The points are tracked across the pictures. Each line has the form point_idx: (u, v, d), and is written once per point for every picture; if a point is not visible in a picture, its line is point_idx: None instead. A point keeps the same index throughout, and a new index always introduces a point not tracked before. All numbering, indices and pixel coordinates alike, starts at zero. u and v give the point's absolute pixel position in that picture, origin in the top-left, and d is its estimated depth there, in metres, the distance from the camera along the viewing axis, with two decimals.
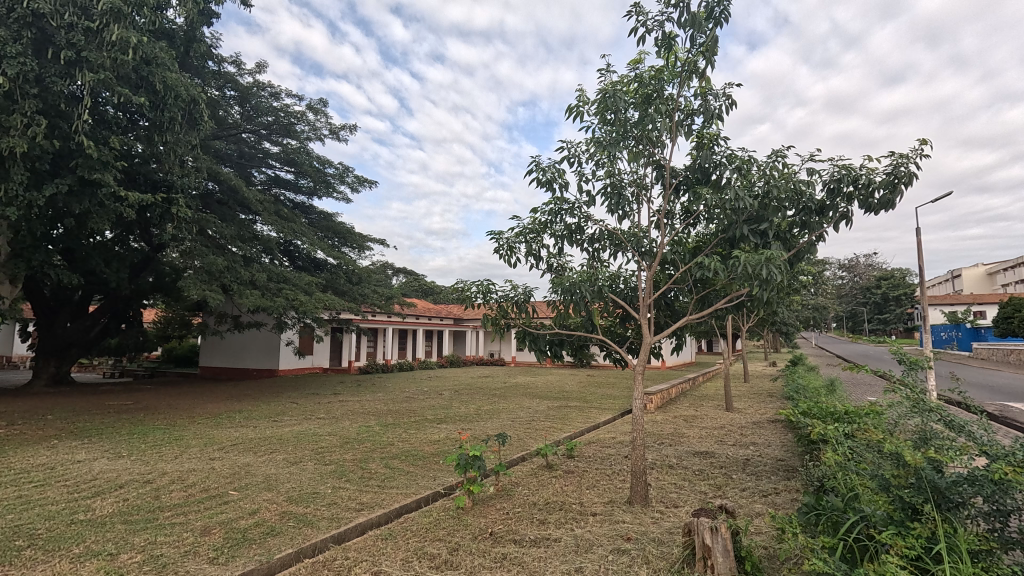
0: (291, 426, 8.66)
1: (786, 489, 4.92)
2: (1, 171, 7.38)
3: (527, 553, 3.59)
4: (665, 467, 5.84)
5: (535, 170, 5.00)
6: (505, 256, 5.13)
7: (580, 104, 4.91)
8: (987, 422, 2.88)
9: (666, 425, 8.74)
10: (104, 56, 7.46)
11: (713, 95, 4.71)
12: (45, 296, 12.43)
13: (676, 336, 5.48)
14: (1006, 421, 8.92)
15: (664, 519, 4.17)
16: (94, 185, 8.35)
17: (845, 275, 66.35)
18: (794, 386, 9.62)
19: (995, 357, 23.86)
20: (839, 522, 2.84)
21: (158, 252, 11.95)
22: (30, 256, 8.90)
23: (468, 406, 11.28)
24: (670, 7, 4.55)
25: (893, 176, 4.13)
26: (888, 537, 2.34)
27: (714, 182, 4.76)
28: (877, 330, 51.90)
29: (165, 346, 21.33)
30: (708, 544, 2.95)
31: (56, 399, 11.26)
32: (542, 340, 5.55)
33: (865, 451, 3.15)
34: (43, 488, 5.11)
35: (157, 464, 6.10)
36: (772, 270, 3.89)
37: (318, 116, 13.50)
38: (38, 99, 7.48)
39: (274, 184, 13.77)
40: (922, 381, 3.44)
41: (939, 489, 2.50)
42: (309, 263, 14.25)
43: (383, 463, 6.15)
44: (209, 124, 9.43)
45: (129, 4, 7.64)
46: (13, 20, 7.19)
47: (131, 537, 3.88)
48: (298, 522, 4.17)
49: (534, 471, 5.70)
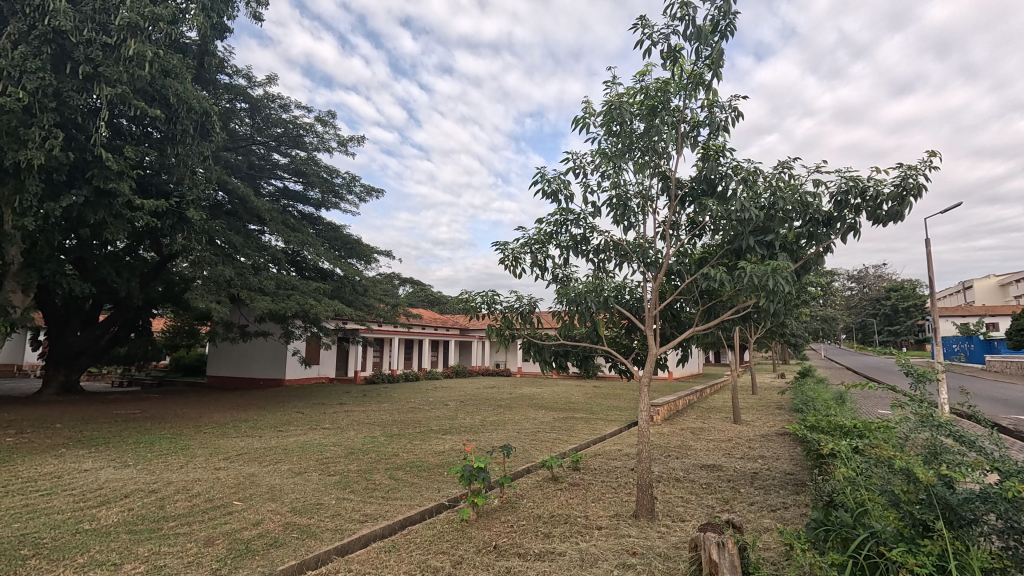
0: (296, 437, 8.63)
1: (795, 504, 4.85)
2: (17, 182, 7.52)
3: (531, 567, 3.55)
4: (672, 480, 5.78)
5: (540, 181, 5.04)
6: (511, 267, 5.15)
7: (586, 115, 4.95)
8: (998, 437, 2.86)
9: (674, 437, 8.68)
10: (122, 71, 7.63)
11: (718, 108, 4.72)
12: (57, 307, 12.56)
13: (682, 347, 5.43)
14: (1019, 434, 8.77)
15: (671, 533, 4.12)
16: (108, 196, 8.48)
17: (854, 285, 65.91)
18: (803, 398, 9.52)
19: (1007, 369, 23.39)
20: (848, 539, 2.77)
21: (168, 261, 12.09)
22: (43, 266, 8.99)
23: (473, 417, 11.25)
24: (676, 20, 4.61)
25: (902, 188, 4.11)
26: (899, 555, 2.28)
27: (720, 193, 4.72)
28: (887, 342, 51.40)
29: (174, 355, 21.62)
30: (715, 560, 2.88)
31: (64, 408, 11.31)
32: (546, 351, 5.50)
33: (875, 467, 3.12)
34: (50, 497, 5.13)
35: (162, 473, 6.12)
36: (778, 280, 3.87)
37: (327, 128, 13.62)
38: (56, 113, 7.59)
39: (283, 196, 13.92)
40: (932, 394, 3.41)
41: (950, 506, 2.46)
42: (316, 274, 14.33)
43: (387, 474, 6.14)
44: (221, 136, 9.56)
45: (145, 19, 7.81)
46: (34, 36, 7.36)
47: (135, 547, 3.89)
48: (302, 534, 4.16)
49: (539, 483, 5.65)
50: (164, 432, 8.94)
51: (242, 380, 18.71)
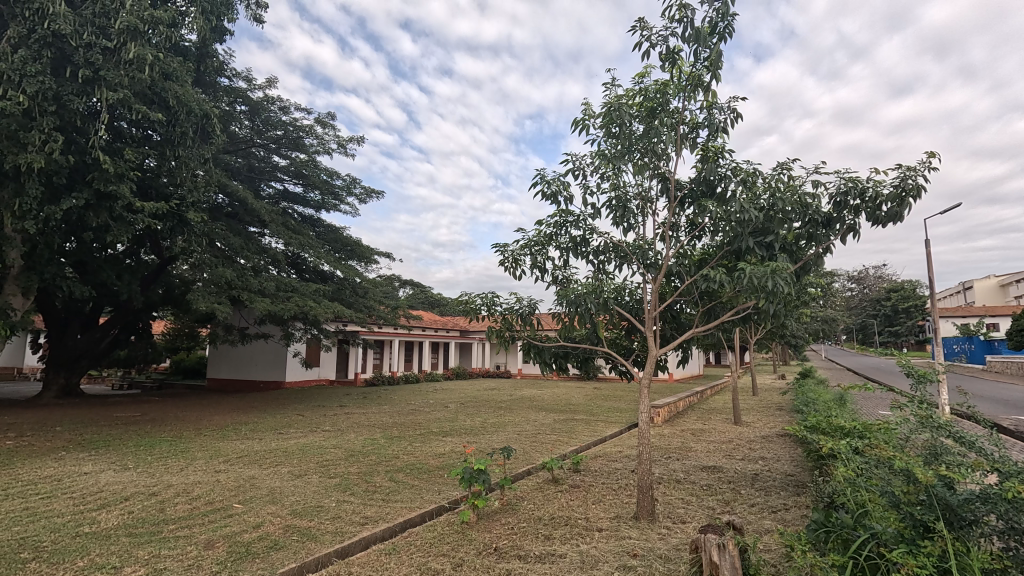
0: (296, 439, 8.62)
1: (795, 505, 4.85)
2: (18, 185, 7.53)
3: (531, 569, 3.55)
4: (672, 482, 5.78)
5: (540, 183, 5.05)
6: (511, 269, 5.16)
7: (586, 117, 4.95)
8: (998, 438, 2.86)
9: (674, 438, 8.67)
10: (122, 74, 7.64)
11: (717, 109, 4.73)
12: (57, 310, 12.56)
13: (682, 348, 5.43)
14: (1019, 434, 8.76)
15: (671, 535, 4.12)
16: (108, 199, 8.49)
17: (854, 286, 65.93)
18: (803, 400, 9.52)
19: (1008, 369, 23.37)
20: (849, 540, 2.77)
21: (168, 263, 12.09)
22: (43, 269, 8.98)
23: (474, 419, 11.25)
24: (675, 23, 4.62)
25: (901, 189, 4.12)
26: (899, 556, 2.27)
27: (719, 194, 4.73)
28: (887, 343, 51.36)
29: (174, 358, 21.61)
30: (716, 561, 2.88)
31: (64, 411, 11.29)
32: (546, 352, 5.51)
33: (875, 469, 3.12)
34: (50, 500, 5.12)
35: (162, 476, 6.12)
36: (777, 282, 3.87)
37: (327, 130, 13.63)
38: (56, 116, 7.60)
39: (283, 198, 13.92)
40: (931, 395, 3.42)
41: (950, 507, 2.46)
42: (316, 276, 14.34)
43: (388, 476, 6.14)
44: (220, 139, 9.58)
45: (145, 22, 7.82)
46: (34, 40, 7.37)
47: (135, 550, 3.89)
48: (302, 536, 4.15)
49: (540, 485, 5.64)
50: (164, 435, 8.92)
51: (242, 382, 18.70)
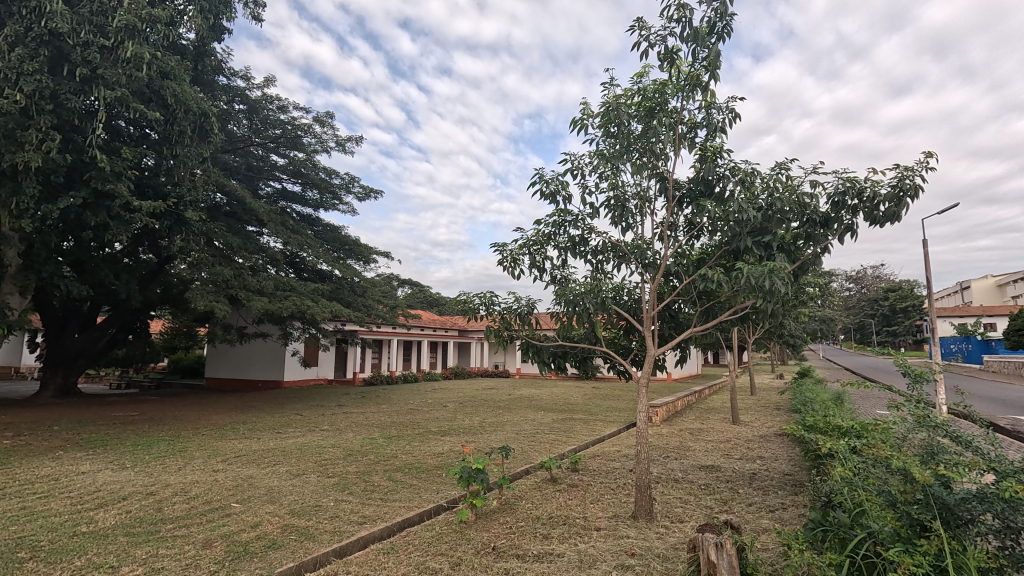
0: (294, 439, 8.60)
1: (793, 504, 4.86)
2: (15, 183, 7.50)
3: (529, 568, 3.55)
4: (670, 481, 5.79)
5: (539, 182, 5.05)
6: (509, 269, 5.16)
7: (585, 116, 4.95)
8: (995, 437, 2.86)
9: (672, 438, 8.68)
10: (120, 73, 7.62)
11: (715, 109, 4.74)
12: (54, 309, 12.52)
13: (681, 348, 5.43)
14: (1017, 434, 8.77)
15: (669, 534, 4.13)
16: (106, 198, 8.47)
17: (852, 285, 66.01)
18: (802, 399, 9.53)
19: (1006, 369, 23.41)
20: (846, 540, 2.78)
21: (166, 262, 12.06)
22: (41, 268, 8.96)
23: (472, 419, 11.25)
24: (673, 22, 4.62)
25: (898, 189, 4.12)
26: (895, 555, 2.28)
27: (717, 194, 4.74)
28: (886, 342, 51.47)
29: (172, 357, 21.57)
30: (713, 561, 2.88)
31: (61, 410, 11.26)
32: (545, 352, 5.51)
33: (872, 468, 3.12)
34: (47, 500, 5.11)
35: (159, 475, 6.11)
36: (775, 281, 3.88)
37: (325, 129, 13.61)
38: (53, 115, 7.58)
39: (281, 197, 13.91)
40: (928, 395, 3.42)
41: (946, 506, 2.47)
42: (314, 275, 14.33)
43: (386, 475, 6.14)
44: (218, 137, 9.55)
45: (142, 21, 7.79)
46: (30, 38, 7.35)
47: (133, 549, 3.88)
48: (300, 536, 4.15)
49: (538, 485, 5.65)
50: (161, 434, 8.90)
51: (241, 382, 18.67)
